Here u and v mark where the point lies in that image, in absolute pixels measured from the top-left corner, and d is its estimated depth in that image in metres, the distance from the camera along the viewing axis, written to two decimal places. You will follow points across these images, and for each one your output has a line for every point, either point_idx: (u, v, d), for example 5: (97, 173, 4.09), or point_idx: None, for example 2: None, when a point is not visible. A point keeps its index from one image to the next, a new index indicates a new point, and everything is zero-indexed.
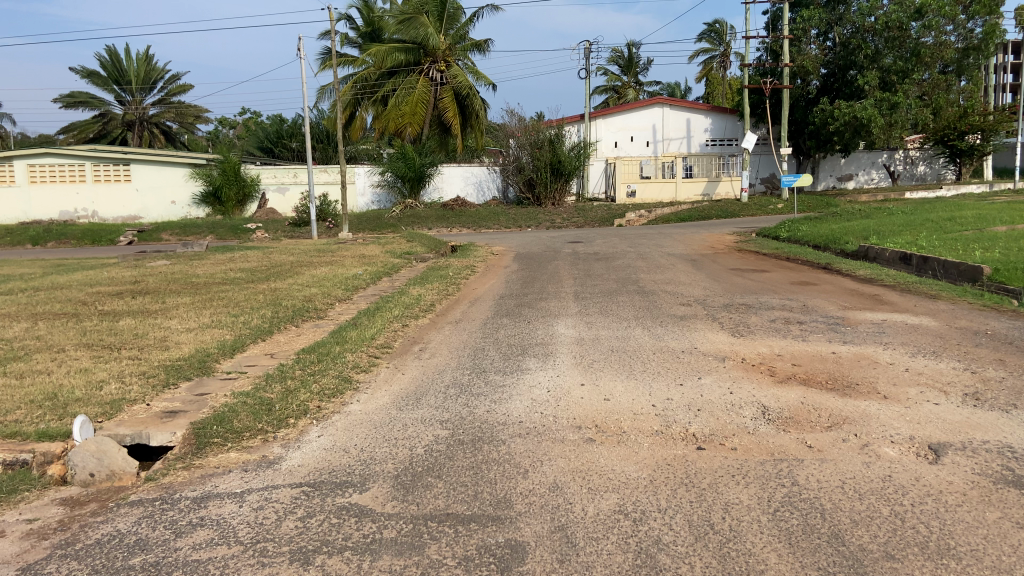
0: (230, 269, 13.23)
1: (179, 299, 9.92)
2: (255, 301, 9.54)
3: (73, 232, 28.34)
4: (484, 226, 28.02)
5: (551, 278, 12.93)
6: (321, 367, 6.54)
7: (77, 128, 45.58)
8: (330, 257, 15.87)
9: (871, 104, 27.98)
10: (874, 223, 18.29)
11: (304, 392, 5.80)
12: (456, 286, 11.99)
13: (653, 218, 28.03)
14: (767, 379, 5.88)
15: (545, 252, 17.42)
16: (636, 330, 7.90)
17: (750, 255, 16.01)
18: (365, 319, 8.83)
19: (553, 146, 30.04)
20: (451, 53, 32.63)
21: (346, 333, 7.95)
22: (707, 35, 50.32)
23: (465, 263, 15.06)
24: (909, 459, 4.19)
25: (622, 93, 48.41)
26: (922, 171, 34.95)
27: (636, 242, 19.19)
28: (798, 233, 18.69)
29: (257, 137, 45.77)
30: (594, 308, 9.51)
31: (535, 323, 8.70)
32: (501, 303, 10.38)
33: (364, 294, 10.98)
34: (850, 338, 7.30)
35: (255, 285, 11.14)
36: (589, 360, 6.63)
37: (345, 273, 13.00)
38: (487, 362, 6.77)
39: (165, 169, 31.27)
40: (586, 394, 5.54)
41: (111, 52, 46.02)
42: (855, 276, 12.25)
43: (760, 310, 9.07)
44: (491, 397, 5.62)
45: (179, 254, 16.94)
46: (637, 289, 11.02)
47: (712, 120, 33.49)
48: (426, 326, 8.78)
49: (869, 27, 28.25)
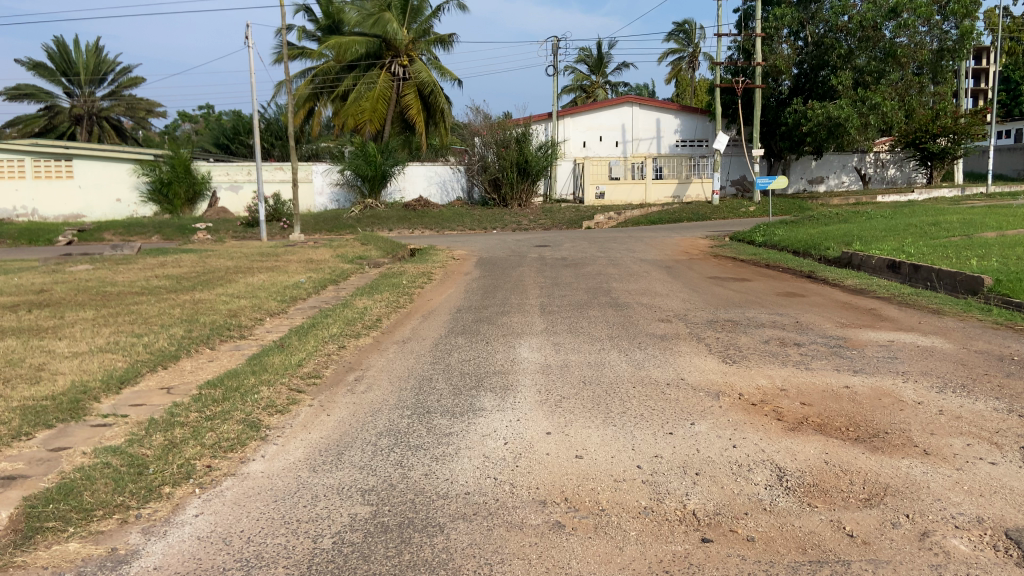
0: (155, 276, 11.87)
1: (81, 313, 8.58)
2: (166, 317, 8.23)
3: (9, 232, 26.53)
4: (447, 227, 26.81)
5: (515, 286, 11.77)
6: (225, 407, 5.29)
7: (22, 122, 43.36)
8: (275, 262, 14.54)
9: (846, 104, 27.21)
10: (855, 228, 17.40)
11: (192, 446, 4.54)
12: (407, 296, 10.75)
13: (622, 221, 27.05)
14: (775, 425, 4.74)
15: (509, 257, 16.24)
16: (611, 355, 6.74)
17: (728, 261, 15.03)
18: (295, 339, 7.57)
19: (520, 145, 28.95)
20: (414, 47, 31.17)
21: (267, 359, 6.68)
22: (676, 36, 49.50)
23: (422, 269, 13.81)
24: (990, 559, 3.07)
25: (591, 93, 47.39)
26: (892, 174, 34.55)
27: (607, 246, 18.12)
28: (775, 238, 17.79)
29: (214, 134, 44.05)
30: (562, 325, 8.36)
31: (495, 344, 7.50)
32: (457, 317, 9.21)
33: (303, 306, 9.72)
34: (860, 366, 6.22)
35: (177, 296, 9.81)
36: (556, 397, 5.44)
37: (286, 281, 11.73)
38: (433, 400, 5.55)
39: (110, 165, 29.51)
40: (553, 449, 4.34)
41: (60, 44, 44.06)
42: (845, 286, 11.26)
43: (750, 327, 7.98)
44: (431, 453, 4.39)
45: (108, 256, 15.44)
46: (609, 302, 9.92)
47: (681, 121, 32.65)
48: (366, 347, 7.53)
49: (842, 26, 27.63)
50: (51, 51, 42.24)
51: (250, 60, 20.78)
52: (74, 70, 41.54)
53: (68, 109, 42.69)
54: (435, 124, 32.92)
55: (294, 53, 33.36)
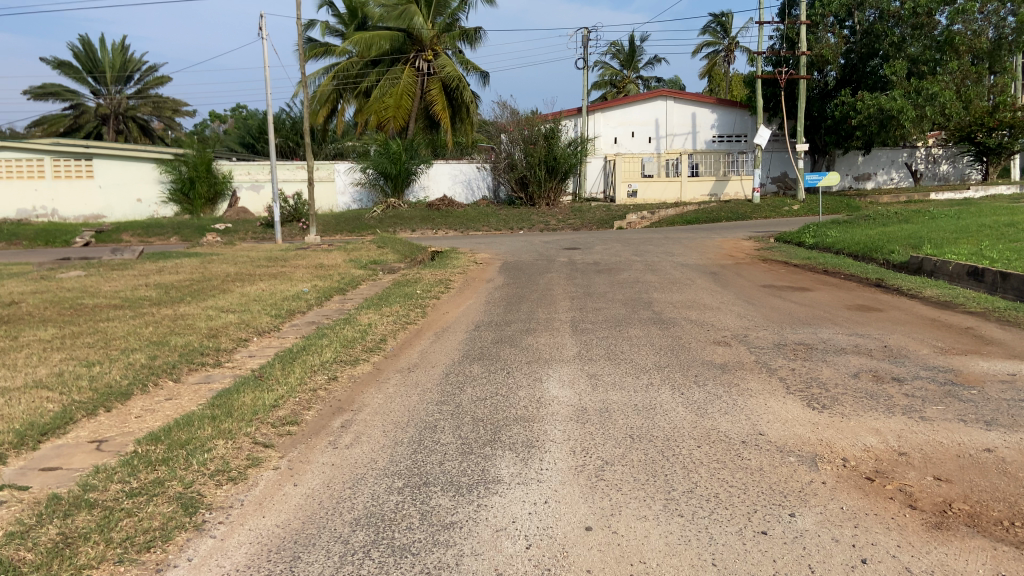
0: (145, 285, 10.69)
1: (41, 332, 7.37)
2: (132, 338, 6.97)
3: (25, 233, 25.72)
4: (473, 228, 25.56)
5: (544, 297, 10.44)
6: (158, 474, 4.01)
7: (48, 122, 42.95)
8: (281, 267, 13.34)
9: (900, 95, 25.46)
10: (916, 229, 15.89)
11: (88, 550, 3.24)
12: (420, 309, 9.45)
13: (656, 221, 25.61)
14: (912, 520, 3.40)
15: (536, 261, 14.97)
16: (661, 394, 5.40)
17: (780, 266, 13.68)
18: (276, 368, 6.27)
19: (549, 142, 27.55)
20: (438, 41, 29.86)
21: (239, 398, 5.40)
22: (711, 28, 47.73)
23: (440, 276, 12.54)
24: None
25: (622, 88, 45.85)
26: (944, 170, 32.65)
27: (643, 249, 16.78)
28: (829, 240, 16.31)
29: (241, 133, 43.24)
30: (598, 348, 7.00)
31: (519, 375, 6.17)
32: (475, 336, 7.91)
33: (299, 322, 8.46)
34: (991, 415, 4.83)
35: (158, 309, 8.62)
36: (596, 463, 4.10)
37: (288, 290, 10.51)
38: (434, 463, 4.22)
39: (130, 164, 28.67)
40: (597, 564, 3.01)
41: (86, 43, 43.61)
42: (924, 297, 9.83)
43: (829, 354, 6.66)
44: (422, 564, 3.08)
45: (106, 261, 14.32)
46: (653, 317, 8.58)
47: (718, 115, 31.11)
48: (363, 379, 6.21)
49: (893, 13, 26.01)
50: (77, 50, 41.66)
51: (264, 52, 19.66)
52: (100, 68, 40.90)
53: (94, 108, 42.08)
54: (461, 121, 31.55)
55: (317, 50, 32.25)
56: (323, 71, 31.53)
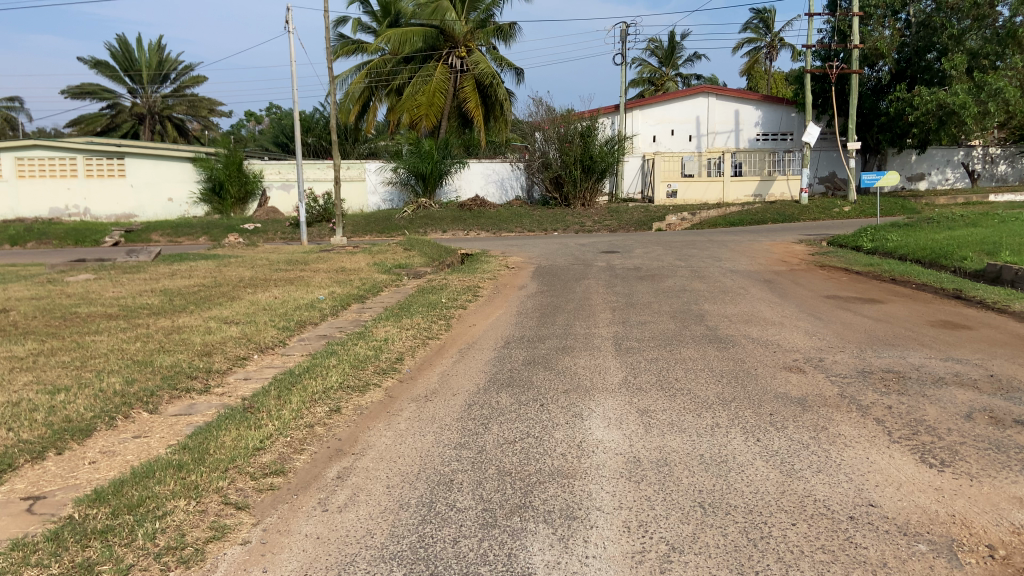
0: (150, 291, 9.91)
1: (21, 346, 6.56)
2: (114, 357, 6.11)
3: (55, 232, 25.31)
4: (506, 229, 24.65)
5: (582, 307, 9.47)
6: (89, 555, 3.11)
7: (85, 121, 42.87)
8: (300, 270, 12.49)
9: (961, 90, 23.95)
10: (987, 233, 14.61)
11: None
12: (444, 321, 8.49)
13: (697, 222, 24.45)
14: None
15: (572, 266, 13.99)
16: (732, 441, 4.37)
17: (839, 274, 12.54)
18: (271, 397, 5.31)
19: (585, 140, 26.38)
20: (472, 38, 28.85)
21: (220, 438, 4.47)
22: (753, 24, 46.19)
23: (470, 282, 11.64)
24: None
25: (661, 86, 44.59)
26: (1003, 171, 30.78)
27: (686, 252, 15.71)
28: (890, 245, 15.10)
29: (274, 132, 42.86)
30: (648, 374, 5.97)
31: (554, 408, 5.15)
32: (506, 355, 6.93)
33: (308, 337, 7.55)
34: None
35: (156, 320, 7.78)
36: (660, 548, 3.11)
37: (303, 297, 9.65)
38: (445, 542, 3.25)
39: (163, 163, 28.09)
40: None
41: (123, 43, 43.46)
42: (1017, 312, 8.66)
43: (927, 386, 5.58)
44: None
45: (119, 263, 13.64)
46: (708, 334, 7.56)
47: (762, 113, 29.75)
48: (371, 411, 5.25)
49: (953, 5, 24.59)
50: (114, 50, 41.39)
51: (289, 46, 18.87)
52: (136, 68, 40.54)
53: (129, 107, 41.84)
54: (495, 119, 30.55)
55: (349, 47, 31.56)
56: (353, 69, 30.68)
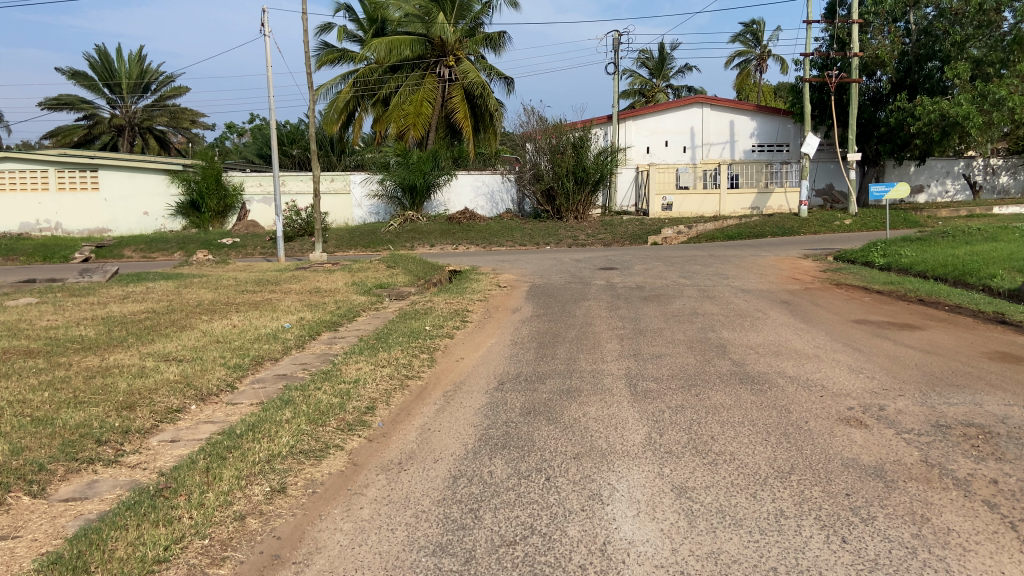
0: (91, 319, 8.69)
1: None
2: (8, 413, 4.89)
3: (22, 248, 23.91)
4: (496, 243, 23.54)
5: (584, 335, 8.32)
6: None
7: (61, 133, 41.41)
8: (269, 293, 11.30)
9: (966, 99, 22.97)
10: (1012, 249, 13.59)
11: None
12: (426, 355, 7.30)
13: (694, 236, 23.42)
14: None
15: (567, 285, 12.85)
16: (812, 546, 3.22)
17: (860, 294, 11.44)
18: (196, 471, 4.09)
19: (578, 151, 25.34)
20: (460, 46, 27.75)
21: (110, 547, 3.24)
22: (744, 36, 45.44)
23: (457, 304, 10.48)
24: None
25: (651, 98, 43.73)
26: (1005, 182, 29.92)
27: (690, 270, 14.61)
28: (907, 261, 14.06)
29: (257, 145, 41.68)
30: (678, 431, 4.80)
31: (564, 485, 3.97)
32: (499, 402, 5.72)
33: (263, 377, 6.34)
34: None
35: (85, 359, 6.57)
36: None
37: (266, 326, 8.47)
38: None
39: (137, 176, 26.74)
40: None
41: (102, 52, 42.11)
42: None
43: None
44: None
45: (71, 285, 12.38)
46: (737, 372, 6.42)
47: (758, 123, 28.75)
48: (327, 490, 4.04)
49: (956, 11, 23.72)
50: (92, 60, 40.07)
51: (266, 51, 17.63)
52: (115, 78, 39.19)
53: (108, 119, 40.47)
54: (484, 129, 29.44)
55: (333, 55, 30.33)
56: (338, 79, 29.50)
